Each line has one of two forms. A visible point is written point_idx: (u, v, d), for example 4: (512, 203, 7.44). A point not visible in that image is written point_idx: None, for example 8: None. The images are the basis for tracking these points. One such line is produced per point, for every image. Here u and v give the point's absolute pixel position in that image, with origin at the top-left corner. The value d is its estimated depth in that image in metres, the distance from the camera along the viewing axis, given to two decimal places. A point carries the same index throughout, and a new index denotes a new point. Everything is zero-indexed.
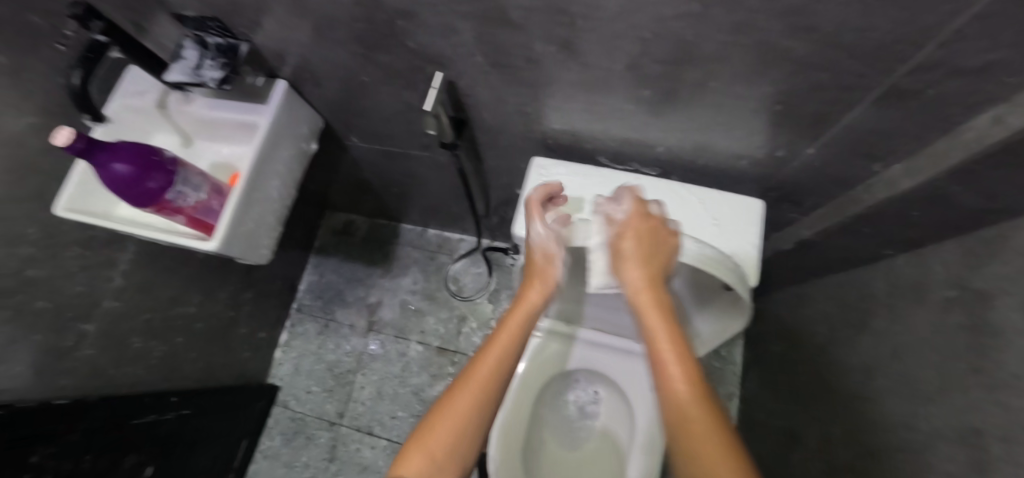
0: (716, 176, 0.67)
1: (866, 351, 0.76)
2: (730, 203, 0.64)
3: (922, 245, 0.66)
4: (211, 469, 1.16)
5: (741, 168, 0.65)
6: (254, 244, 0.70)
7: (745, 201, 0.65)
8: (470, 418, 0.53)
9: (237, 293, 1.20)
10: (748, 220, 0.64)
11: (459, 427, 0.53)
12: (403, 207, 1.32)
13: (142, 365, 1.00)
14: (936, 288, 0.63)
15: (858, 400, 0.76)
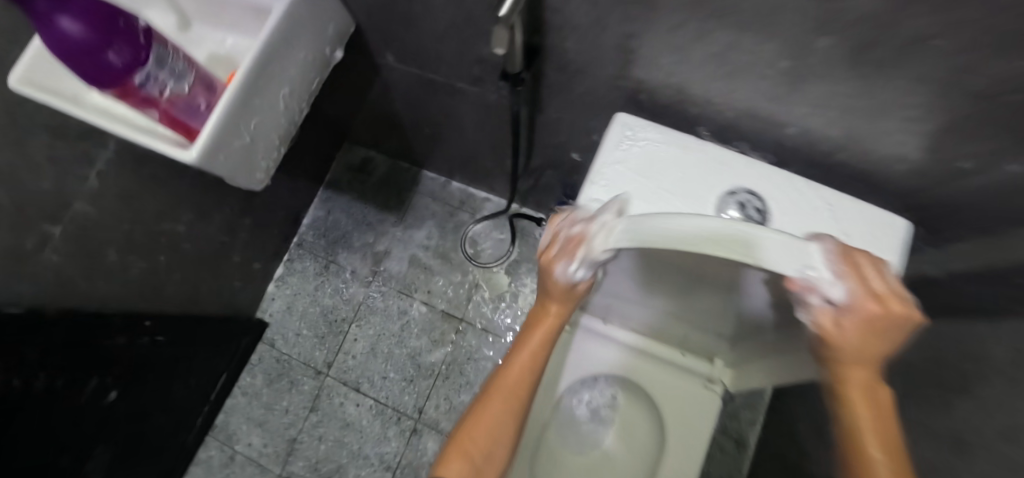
0: (849, 177, 0.51)
1: None
2: (870, 218, 0.48)
3: None
4: (186, 399, 1.09)
5: (891, 172, 0.49)
6: (251, 163, 0.57)
7: (889, 217, 0.48)
8: (501, 427, 0.49)
9: (235, 218, 1.08)
10: (887, 240, 0.47)
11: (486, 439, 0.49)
12: (430, 152, 1.16)
13: (119, 281, 0.88)
14: None
15: None
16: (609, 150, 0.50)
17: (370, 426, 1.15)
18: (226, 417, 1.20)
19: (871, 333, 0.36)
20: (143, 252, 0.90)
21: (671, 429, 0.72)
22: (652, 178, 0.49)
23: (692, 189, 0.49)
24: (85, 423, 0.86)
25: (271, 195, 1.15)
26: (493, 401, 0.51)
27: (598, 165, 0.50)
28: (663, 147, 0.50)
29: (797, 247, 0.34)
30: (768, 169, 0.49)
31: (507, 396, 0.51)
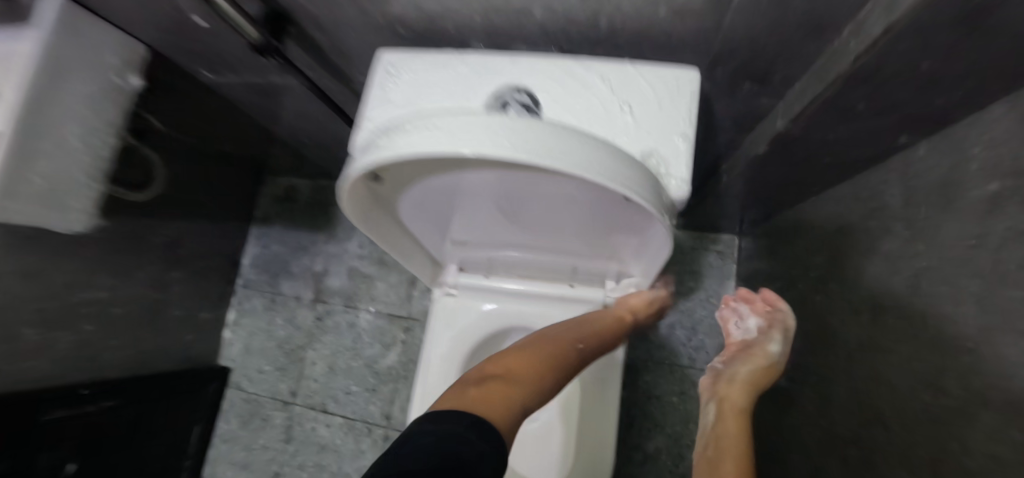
0: (636, 52, 0.47)
1: (874, 282, 0.56)
2: (655, 79, 0.42)
3: (953, 119, 0.43)
4: (162, 457, 1.11)
5: (667, 33, 0.45)
6: (59, 206, 0.58)
7: (673, 70, 0.43)
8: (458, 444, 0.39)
9: (161, 274, 1.08)
10: (678, 97, 0.42)
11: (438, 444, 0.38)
12: (335, 162, 1.15)
13: (46, 358, 0.90)
14: (976, 180, 0.40)
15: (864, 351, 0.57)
16: (374, 91, 0.47)
17: (343, 444, 1.14)
18: (212, 467, 1.22)
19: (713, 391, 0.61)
20: (64, 325, 0.91)
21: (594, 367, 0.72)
22: (416, 104, 0.45)
23: (454, 103, 0.44)
24: None
25: (194, 245, 1.15)
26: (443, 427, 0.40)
27: (365, 109, 0.46)
28: (425, 71, 0.46)
29: (525, 131, 0.33)
30: (535, 60, 0.44)
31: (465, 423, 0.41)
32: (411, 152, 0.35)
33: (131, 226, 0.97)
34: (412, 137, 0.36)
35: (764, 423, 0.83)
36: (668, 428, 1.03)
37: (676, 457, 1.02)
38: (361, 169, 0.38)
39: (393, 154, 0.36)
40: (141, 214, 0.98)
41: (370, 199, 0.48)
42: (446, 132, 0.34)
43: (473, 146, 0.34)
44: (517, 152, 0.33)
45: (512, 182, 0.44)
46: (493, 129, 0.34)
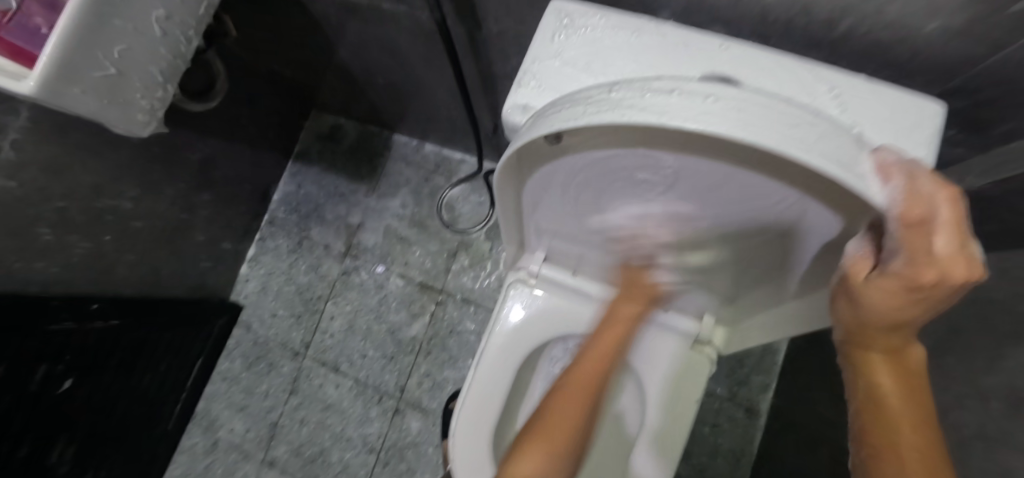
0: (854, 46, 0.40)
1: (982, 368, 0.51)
2: (886, 99, 0.36)
3: None
4: (159, 386, 1.04)
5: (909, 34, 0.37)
6: (125, 103, 0.49)
7: (910, 95, 0.37)
8: (571, 424, 0.56)
9: (192, 194, 0.99)
10: (911, 126, 0.36)
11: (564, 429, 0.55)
12: (395, 112, 1.07)
13: (60, 262, 0.81)
14: None
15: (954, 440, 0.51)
16: (543, 42, 0.39)
17: (351, 408, 1.09)
18: (207, 403, 1.16)
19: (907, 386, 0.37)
20: (85, 231, 0.82)
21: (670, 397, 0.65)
22: (597, 72, 0.38)
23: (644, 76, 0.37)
24: (38, 414, 0.81)
25: (229, 170, 1.06)
26: (564, 396, 0.57)
27: (528, 62, 0.39)
28: (610, 33, 0.39)
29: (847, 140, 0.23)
30: (747, 47, 0.37)
31: (576, 390, 0.58)
32: (673, 117, 0.23)
33: (173, 137, 0.88)
34: (670, 101, 0.24)
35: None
36: (694, 457, 1.00)
37: None
38: (567, 126, 0.27)
39: (633, 117, 0.24)
40: (187, 126, 0.89)
41: (515, 168, 0.40)
42: (733, 109, 0.23)
43: (771, 141, 0.22)
44: (827, 164, 0.23)
45: (698, 191, 0.35)
46: (802, 126, 0.23)
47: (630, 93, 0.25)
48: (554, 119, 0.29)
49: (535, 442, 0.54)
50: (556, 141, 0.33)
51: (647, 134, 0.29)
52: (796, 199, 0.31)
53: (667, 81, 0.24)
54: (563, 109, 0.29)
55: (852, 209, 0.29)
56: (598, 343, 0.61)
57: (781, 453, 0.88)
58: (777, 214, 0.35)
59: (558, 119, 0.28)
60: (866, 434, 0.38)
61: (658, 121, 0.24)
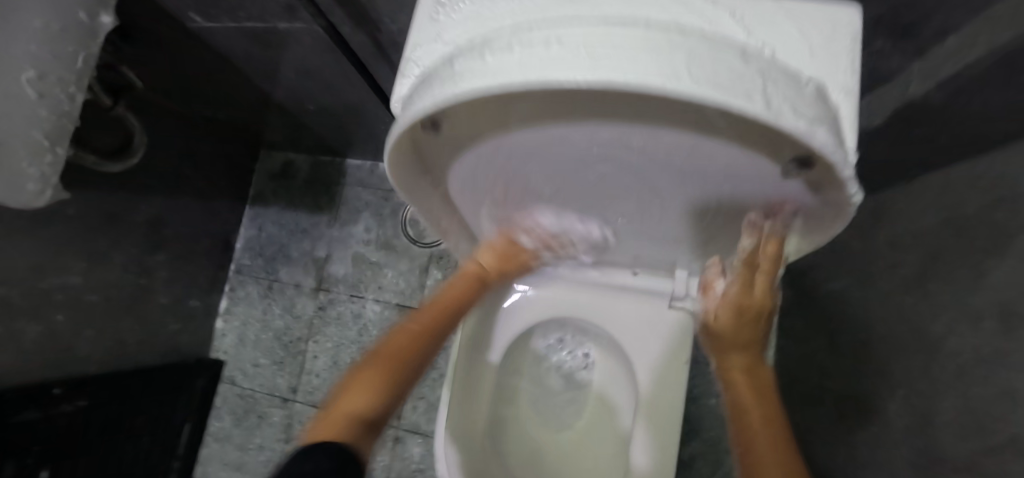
0: None
1: (989, 286, 0.47)
2: (798, 15, 0.33)
3: None
4: (146, 460, 1.00)
5: None
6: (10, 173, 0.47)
7: (822, 8, 0.34)
8: (394, 386, 0.42)
9: (145, 257, 0.96)
10: (833, 39, 0.33)
11: (384, 377, 0.42)
12: (340, 137, 1.03)
13: (11, 352, 0.77)
14: None
15: (973, 366, 0.48)
16: (422, 28, 0.36)
17: None
18: (203, 468, 1.12)
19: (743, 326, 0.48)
20: (31, 315, 0.78)
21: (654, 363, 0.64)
22: None
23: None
24: None
25: (181, 225, 1.03)
26: (390, 345, 0.45)
27: (411, 50, 0.36)
28: None
29: (724, 59, 0.20)
30: None
31: (393, 345, 0.45)
32: (517, 74, 0.20)
33: (108, 202, 0.84)
34: (510, 59, 0.21)
35: (831, 431, 0.74)
36: (706, 433, 0.96)
37: (713, 463, 0.94)
38: (419, 114, 0.25)
39: (474, 86, 0.22)
40: (121, 188, 0.86)
41: (422, 165, 0.37)
42: (581, 48, 0.20)
43: (629, 78, 0.19)
44: (701, 90, 0.19)
45: (610, 151, 0.33)
46: (660, 53, 0.20)
47: (476, 60, 0.23)
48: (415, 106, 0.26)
49: (351, 387, 0.41)
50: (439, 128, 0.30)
51: (516, 97, 0.26)
52: (705, 142, 0.28)
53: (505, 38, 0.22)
54: (420, 95, 0.26)
55: (764, 139, 0.26)
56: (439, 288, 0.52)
57: (795, 412, 0.85)
58: (701, 165, 0.32)
59: (416, 108, 0.26)
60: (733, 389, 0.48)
61: (503, 82, 0.21)
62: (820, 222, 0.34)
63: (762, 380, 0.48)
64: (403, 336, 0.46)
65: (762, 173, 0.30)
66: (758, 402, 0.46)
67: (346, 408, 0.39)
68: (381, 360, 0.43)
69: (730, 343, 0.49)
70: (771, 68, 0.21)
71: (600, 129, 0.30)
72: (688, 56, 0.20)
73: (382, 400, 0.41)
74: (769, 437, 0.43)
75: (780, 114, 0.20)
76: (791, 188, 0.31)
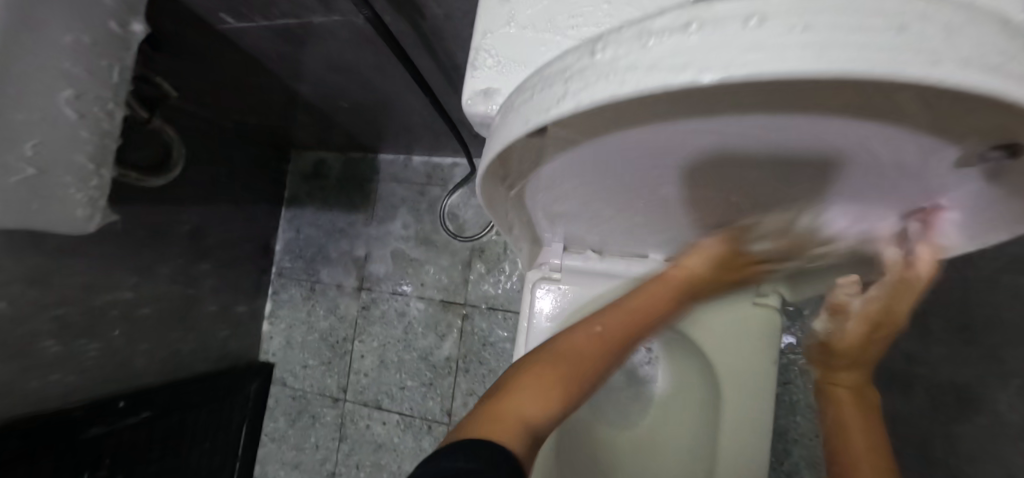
0: None
1: None
2: None
3: None
4: (210, 465, 1.02)
5: None
6: (58, 199, 0.45)
7: None
8: (588, 382, 0.42)
9: (191, 267, 0.96)
10: None
11: (568, 380, 0.40)
12: (373, 132, 1.00)
13: (73, 369, 0.79)
14: None
15: None
16: (489, 16, 0.32)
17: (402, 442, 1.05)
18: (262, 467, 1.14)
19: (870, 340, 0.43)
20: (90, 332, 0.80)
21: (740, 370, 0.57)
22: (565, 26, 0.29)
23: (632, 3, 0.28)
24: None
25: (223, 233, 1.03)
26: (563, 353, 0.42)
27: (479, 37, 0.32)
28: None
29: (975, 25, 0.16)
30: None
31: (589, 345, 0.43)
32: (704, 75, 0.16)
33: (151, 216, 0.84)
34: (689, 44, 0.17)
35: (921, 421, 0.68)
36: (771, 421, 0.91)
37: (781, 452, 0.90)
38: (543, 121, 0.20)
39: (638, 82, 0.17)
40: (163, 200, 0.85)
41: (507, 165, 0.31)
42: (792, 29, 0.15)
43: (873, 67, 0.14)
44: (982, 77, 0.14)
45: (732, 140, 0.28)
46: (913, 23, 0.15)
47: (634, 49, 0.18)
48: (537, 112, 0.21)
49: (535, 378, 0.40)
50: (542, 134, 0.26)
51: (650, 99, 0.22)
52: (868, 125, 0.24)
53: (675, 15, 0.17)
54: (538, 94, 0.22)
55: (968, 124, 0.21)
56: (657, 283, 0.47)
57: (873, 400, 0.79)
58: (847, 148, 0.27)
59: (535, 110, 0.21)
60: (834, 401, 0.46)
61: (682, 81, 0.16)
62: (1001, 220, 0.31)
63: (869, 402, 0.46)
64: (588, 339, 0.43)
65: (936, 155, 0.26)
66: (866, 426, 0.44)
67: (524, 411, 0.38)
68: (553, 371, 0.40)
69: (849, 360, 0.45)
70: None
71: (734, 115, 0.25)
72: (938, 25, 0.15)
73: (552, 411, 0.39)
74: (870, 454, 0.42)
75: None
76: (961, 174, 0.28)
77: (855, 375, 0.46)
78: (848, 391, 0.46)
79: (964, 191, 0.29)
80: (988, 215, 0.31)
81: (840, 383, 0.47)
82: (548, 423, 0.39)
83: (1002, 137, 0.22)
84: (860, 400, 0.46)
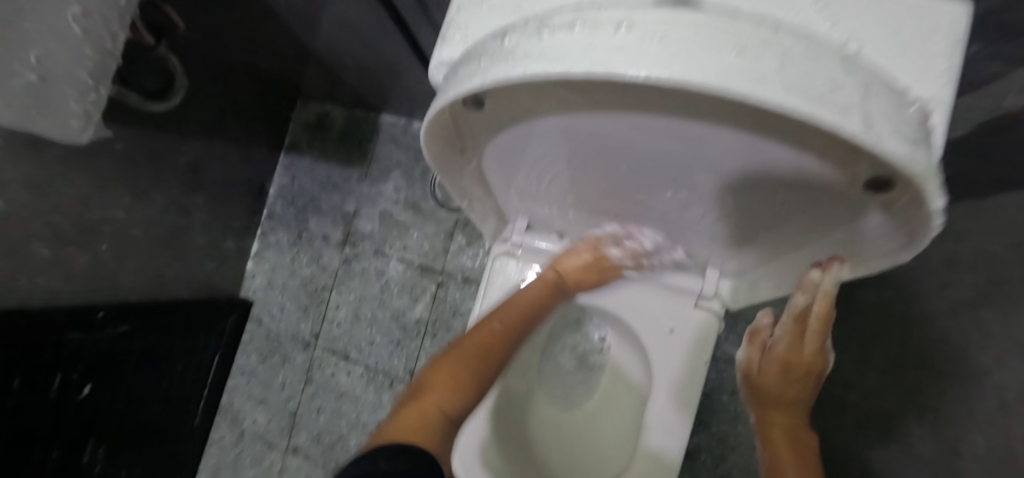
0: None
1: None
2: (893, 6, 0.29)
3: None
4: (181, 386, 1.08)
5: None
6: (61, 112, 0.49)
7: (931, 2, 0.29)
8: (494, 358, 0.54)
9: (184, 197, 0.99)
10: (937, 33, 0.29)
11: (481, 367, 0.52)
12: (377, 92, 1.02)
13: (61, 275, 0.83)
14: None
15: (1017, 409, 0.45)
16: None
17: (364, 394, 1.10)
18: (230, 398, 1.20)
19: (791, 376, 0.47)
20: (80, 243, 0.83)
21: (671, 362, 0.62)
22: (528, 12, 0.32)
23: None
24: (62, 419, 0.85)
25: (219, 170, 1.05)
26: (473, 338, 0.54)
27: (453, 13, 0.34)
28: None
29: (821, 62, 0.18)
30: None
31: (483, 336, 0.54)
32: (565, 67, 0.19)
33: (150, 141, 0.86)
34: (571, 41, 0.19)
35: (848, 444, 0.72)
36: (714, 426, 0.95)
37: (717, 456, 0.94)
38: (463, 92, 0.24)
39: (527, 68, 0.20)
40: (165, 129, 0.88)
41: (460, 133, 0.35)
42: (650, 39, 0.18)
43: (705, 79, 0.17)
44: (796, 100, 0.17)
45: (658, 143, 0.31)
46: (753, 48, 0.17)
47: (537, 36, 0.20)
48: (462, 82, 0.24)
49: (457, 363, 0.51)
50: (481, 107, 0.30)
51: (558, 88, 0.25)
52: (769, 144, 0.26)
53: (568, 13, 0.19)
54: (464, 69, 0.25)
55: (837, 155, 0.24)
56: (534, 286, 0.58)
57: None
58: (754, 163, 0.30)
59: (458, 84, 0.25)
60: (767, 443, 0.50)
61: (552, 70, 0.19)
62: (899, 240, 0.30)
63: (803, 443, 0.49)
64: (491, 334, 0.54)
65: (831, 186, 0.28)
66: (797, 460, 0.47)
67: (438, 399, 0.49)
68: (456, 361, 0.51)
69: (774, 399, 0.50)
70: (871, 78, 0.19)
71: (648, 119, 0.28)
72: (776, 58, 0.17)
73: (456, 403, 0.49)
74: None
75: (882, 135, 0.18)
76: (861, 200, 0.29)
77: (787, 415, 0.50)
78: (783, 430, 0.49)
79: (868, 215, 0.30)
80: (882, 249, 0.33)
81: (775, 422, 0.50)
82: (462, 407, 0.50)
83: (869, 171, 0.24)
84: (793, 440, 0.49)
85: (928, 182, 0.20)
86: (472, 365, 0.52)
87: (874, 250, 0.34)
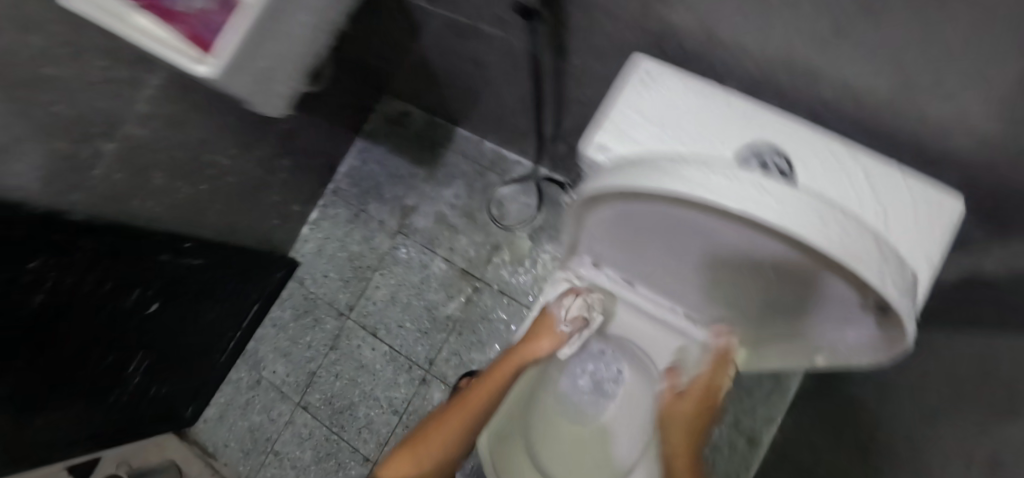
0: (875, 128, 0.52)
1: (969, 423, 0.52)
2: (897, 186, 0.47)
3: None
4: (220, 323, 1.18)
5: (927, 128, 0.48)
6: (269, 91, 0.60)
7: (927, 190, 0.47)
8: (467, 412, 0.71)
9: (274, 158, 1.11)
10: (926, 212, 0.46)
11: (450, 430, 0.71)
12: (464, 109, 1.15)
13: (164, 203, 0.93)
14: None
15: None
16: (629, 99, 0.53)
17: (383, 370, 1.20)
18: (256, 345, 1.30)
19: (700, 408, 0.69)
20: (187, 178, 0.94)
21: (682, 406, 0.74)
22: (672, 130, 0.51)
23: (707, 143, 0.50)
24: (126, 329, 0.94)
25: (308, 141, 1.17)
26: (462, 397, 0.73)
27: (616, 111, 0.52)
28: (684, 101, 0.52)
29: (862, 238, 0.30)
30: (794, 125, 0.50)
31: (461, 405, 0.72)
32: (721, 199, 0.30)
33: None
34: (725, 181, 0.31)
35: None
36: None
37: None
38: (631, 185, 0.35)
39: (691, 191, 0.31)
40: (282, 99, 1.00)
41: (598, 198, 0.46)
42: (775, 199, 0.29)
43: (802, 230, 0.29)
44: (848, 256, 0.29)
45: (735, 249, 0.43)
46: (829, 220, 0.29)
47: (698, 171, 0.32)
48: (632, 180, 0.35)
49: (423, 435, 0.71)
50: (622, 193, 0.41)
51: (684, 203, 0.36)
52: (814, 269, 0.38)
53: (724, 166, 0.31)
54: (628, 170, 0.37)
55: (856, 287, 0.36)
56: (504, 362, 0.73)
57: None
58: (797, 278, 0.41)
59: (625, 179, 0.36)
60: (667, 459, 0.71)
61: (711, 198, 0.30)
62: (884, 350, 0.43)
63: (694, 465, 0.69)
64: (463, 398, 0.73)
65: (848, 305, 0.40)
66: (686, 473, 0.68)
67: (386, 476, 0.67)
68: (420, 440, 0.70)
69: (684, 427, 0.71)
70: (887, 250, 0.31)
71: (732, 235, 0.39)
72: (839, 229, 0.29)
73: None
74: None
75: (886, 286, 0.30)
76: (863, 318, 0.41)
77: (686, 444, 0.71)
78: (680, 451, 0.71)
79: (862, 327, 0.43)
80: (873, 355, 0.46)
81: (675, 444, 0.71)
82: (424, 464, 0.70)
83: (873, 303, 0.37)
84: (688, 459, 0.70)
85: (905, 315, 0.33)
86: (447, 423, 0.71)
87: (864, 354, 0.46)
